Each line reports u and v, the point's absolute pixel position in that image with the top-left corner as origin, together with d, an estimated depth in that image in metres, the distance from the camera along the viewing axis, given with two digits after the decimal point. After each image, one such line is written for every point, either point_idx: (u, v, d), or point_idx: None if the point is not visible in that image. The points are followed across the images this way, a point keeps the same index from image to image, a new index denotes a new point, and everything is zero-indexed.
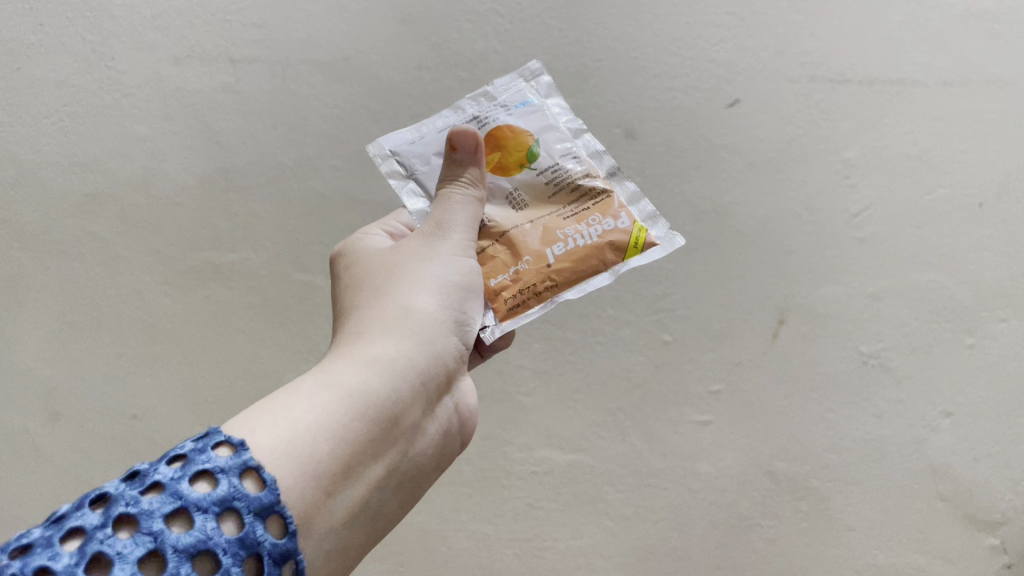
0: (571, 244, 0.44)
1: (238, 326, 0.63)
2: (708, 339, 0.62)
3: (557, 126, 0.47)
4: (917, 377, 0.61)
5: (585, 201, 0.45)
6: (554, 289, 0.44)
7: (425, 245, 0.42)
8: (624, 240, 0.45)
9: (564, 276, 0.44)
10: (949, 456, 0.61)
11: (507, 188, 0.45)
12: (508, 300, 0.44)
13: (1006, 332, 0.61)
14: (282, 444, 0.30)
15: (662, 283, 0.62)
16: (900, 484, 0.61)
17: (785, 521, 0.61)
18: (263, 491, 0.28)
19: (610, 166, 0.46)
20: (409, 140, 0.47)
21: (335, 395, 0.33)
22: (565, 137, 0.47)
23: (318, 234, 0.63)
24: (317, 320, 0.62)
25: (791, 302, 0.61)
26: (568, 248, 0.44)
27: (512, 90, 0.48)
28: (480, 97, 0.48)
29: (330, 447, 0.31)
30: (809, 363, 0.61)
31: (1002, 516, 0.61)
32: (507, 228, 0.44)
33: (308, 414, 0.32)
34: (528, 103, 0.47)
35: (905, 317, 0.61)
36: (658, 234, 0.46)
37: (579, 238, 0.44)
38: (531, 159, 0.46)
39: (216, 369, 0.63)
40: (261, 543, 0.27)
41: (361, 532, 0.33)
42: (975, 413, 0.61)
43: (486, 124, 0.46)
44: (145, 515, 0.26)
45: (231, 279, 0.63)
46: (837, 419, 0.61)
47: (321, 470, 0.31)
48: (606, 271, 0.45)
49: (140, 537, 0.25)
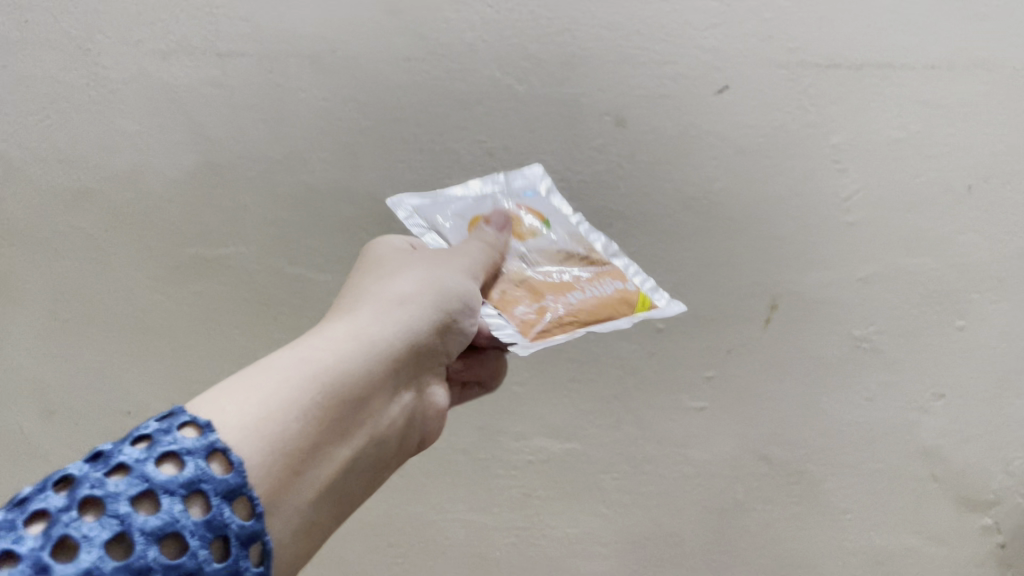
0: (587, 294, 0.50)
1: (234, 321, 0.65)
2: (700, 326, 0.62)
3: (561, 212, 0.56)
4: (908, 359, 0.61)
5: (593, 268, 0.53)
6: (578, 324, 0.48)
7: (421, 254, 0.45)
8: (634, 296, 0.51)
9: (585, 316, 0.49)
10: (940, 438, 0.61)
11: (522, 251, 0.52)
12: (535, 326, 0.47)
13: (996, 313, 0.61)
14: (249, 419, 0.30)
15: (655, 270, 0.62)
16: (893, 467, 0.62)
17: (776, 504, 0.63)
18: (230, 473, 0.29)
19: (609, 247, 0.54)
20: (428, 203, 0.54)
21: (309, 369, 0.34)
22: (569, 222, 0.55)
23: (309, 228, 0.64)
24: (310, 314, 0.64)
25: (782, 288, 0.61)
26: (585, 296, 0.50)
27: (523, 178, 0.57)
28: (491, 181, 0.56)
29: (299, 425, 0.32)
30: (801, 348, 0.61)
31: (994, 496, 0.62)
32: (528, 276, 0.50)
33: (282, 389, 0.32)
34: (535, 193, 0.56)
35: (895, 301, 0.61)
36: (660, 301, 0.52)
37: (594, 292, 0.51)
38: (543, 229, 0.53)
39: (215, 366, 0.65)
40: (227, 525, 0.28)
41: (325, 512, 0.33)
42: (966, 394, 0.61)
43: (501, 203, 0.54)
44: (111, 498, 0.26)
45: (224, 275, 0.64)
46: (830, 403, 0.62)
47: (289, 446, 0.31)
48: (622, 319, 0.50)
49: (106, 520, 0.25)
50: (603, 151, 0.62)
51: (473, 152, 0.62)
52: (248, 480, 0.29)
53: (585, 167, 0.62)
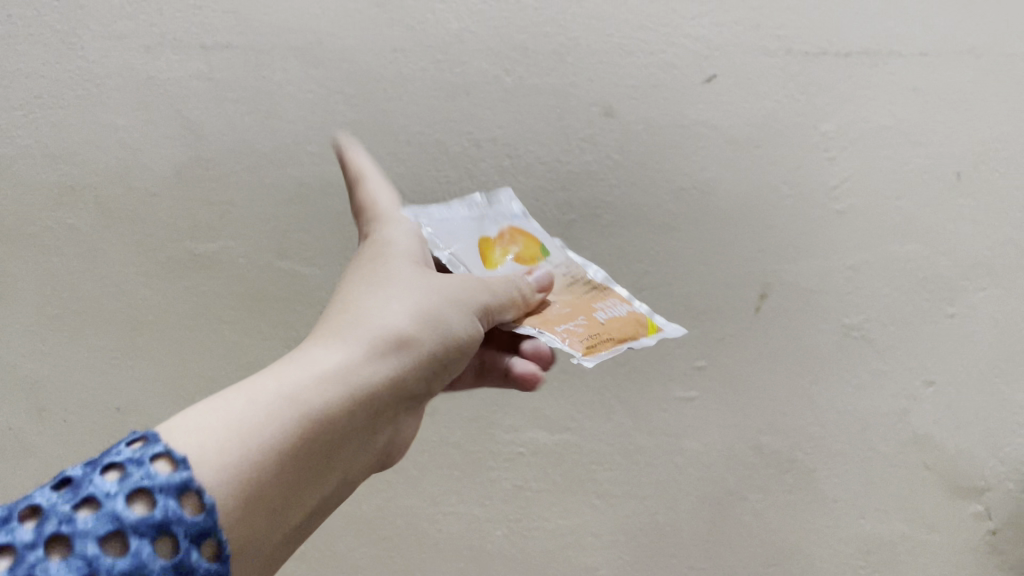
0: (607, 312, 0.52)
1: (224, 316, 0.65)
2: (691, 316, 0.62)
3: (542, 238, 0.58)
4: (899, 347, 0.61)
5: (597, 292, 0.54)
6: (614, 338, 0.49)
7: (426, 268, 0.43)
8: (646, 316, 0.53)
9: (615, 331, 0.50)
10: (932, 425, 0.61)
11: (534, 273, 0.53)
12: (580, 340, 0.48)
13: (985, 300, 0.61)
14: (221, 473, 0.30)
15: (644, 261, 0.62)
16: (885, 454, 0.62)
17: (768, 493, 0.63)
18: (201, 514, 0.28)
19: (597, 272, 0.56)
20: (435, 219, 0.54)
21: (288, 420, 0.33)
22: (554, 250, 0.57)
23: (297, 220, 0.63)
24: (301, 308, 0.64)
25: (772, 277, 0.61)
26: (606, 314, 0.51)
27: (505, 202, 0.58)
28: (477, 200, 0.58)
29: (271, 483, 0.31)
30: (791, 337, 0.61)
31: (985, 483, 0.62)
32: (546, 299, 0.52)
33: (258, 441, 0.31)
34: (517, 215, 0.58)
35: (885, 290, 0.61)
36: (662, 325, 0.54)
37: (611, 311, 0.52)
38: (542, 254, 0.56)
39: (206, 361, 0.65)
40: (196, 569, 0.27)
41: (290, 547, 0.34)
42: (957, 381, 0.61)
43: (499, 221, 0.57)
44: (77, 537, 0.25)
45: (213, 269, 0.64)
46: (821, 392, 0.62)
47: (259, 504, 0.31)
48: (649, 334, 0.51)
49: (71, 562, 0.25)
50: (593, 142, 0.62)
51: (461, 144, 0.62)
52: (220, 523, 0.29)
53: (575, 158, 0.62)
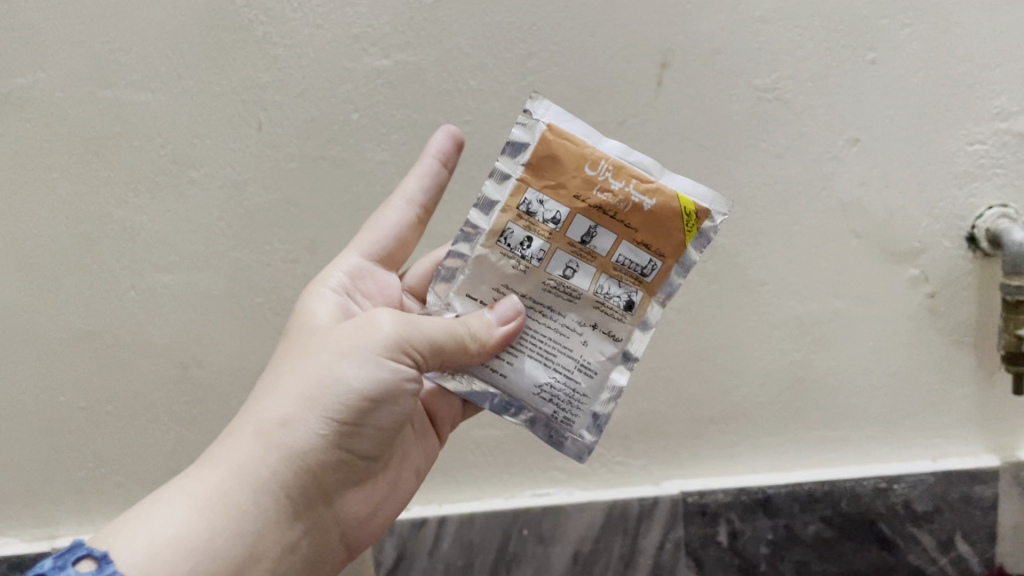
0: (601, 253, 0.44)
1: (52, 164, 0.56)
2: (586, 99, 0.54)
3: (526, 401, 0.45)
4: (818, 106, 0.54)
5: (605, 273, 0.44)
6: (617, 216, 0.43)
7: (340, 339, 0.40)
8: (603, 252, 0.44)
9: (612, 227, 0.43)
10: (860, 188, 0.55)
11: (555, 272, 0.44)
12: (600, 212, 0.43)
13: (909, 39, 0.53)
14: (163, 536, 0.36)
15: (526, 40, 0.53)
16: (812, 226, 0.56)
17: (690, 286, 0.57)
18: None
19: (579, 432, 0.46)
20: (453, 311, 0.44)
21: (195, 495, 0.38)
22: (530, 408, 0.45)
23: (113, 38, 0.54)
24: (139, 143, 0.55)
25: (671, 41, 0.53)
26: (595, 251, 0.44)
27: (522, 381, 0.44)
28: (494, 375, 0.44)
29: (201, 509, 0.37)
30: (699, 108, 0.54)
31: (921, 244, 0.56)
32: (577, 215, 0.43)
33: (173, 517, 0.37)
34: (523, 393, 0.45)
35: (798, 40, 0.53)
36: (622, 252, 0.44)
37: (609, 252, 0.44)
38: (530, 378, 0.44)
39: (42, 218, 0.57)
40: None
41: (309, 501, 0.41)
42: (885, 135, 0.55)
43: (501, 385, 0.45)
44: None
45: (25, 110, 0.55)
46: (738, 168, 0.55)
47: (212, 530, 0.37)
48: (609, 234, 0.43)
49: None
50: None
51: None
52: None
53: None
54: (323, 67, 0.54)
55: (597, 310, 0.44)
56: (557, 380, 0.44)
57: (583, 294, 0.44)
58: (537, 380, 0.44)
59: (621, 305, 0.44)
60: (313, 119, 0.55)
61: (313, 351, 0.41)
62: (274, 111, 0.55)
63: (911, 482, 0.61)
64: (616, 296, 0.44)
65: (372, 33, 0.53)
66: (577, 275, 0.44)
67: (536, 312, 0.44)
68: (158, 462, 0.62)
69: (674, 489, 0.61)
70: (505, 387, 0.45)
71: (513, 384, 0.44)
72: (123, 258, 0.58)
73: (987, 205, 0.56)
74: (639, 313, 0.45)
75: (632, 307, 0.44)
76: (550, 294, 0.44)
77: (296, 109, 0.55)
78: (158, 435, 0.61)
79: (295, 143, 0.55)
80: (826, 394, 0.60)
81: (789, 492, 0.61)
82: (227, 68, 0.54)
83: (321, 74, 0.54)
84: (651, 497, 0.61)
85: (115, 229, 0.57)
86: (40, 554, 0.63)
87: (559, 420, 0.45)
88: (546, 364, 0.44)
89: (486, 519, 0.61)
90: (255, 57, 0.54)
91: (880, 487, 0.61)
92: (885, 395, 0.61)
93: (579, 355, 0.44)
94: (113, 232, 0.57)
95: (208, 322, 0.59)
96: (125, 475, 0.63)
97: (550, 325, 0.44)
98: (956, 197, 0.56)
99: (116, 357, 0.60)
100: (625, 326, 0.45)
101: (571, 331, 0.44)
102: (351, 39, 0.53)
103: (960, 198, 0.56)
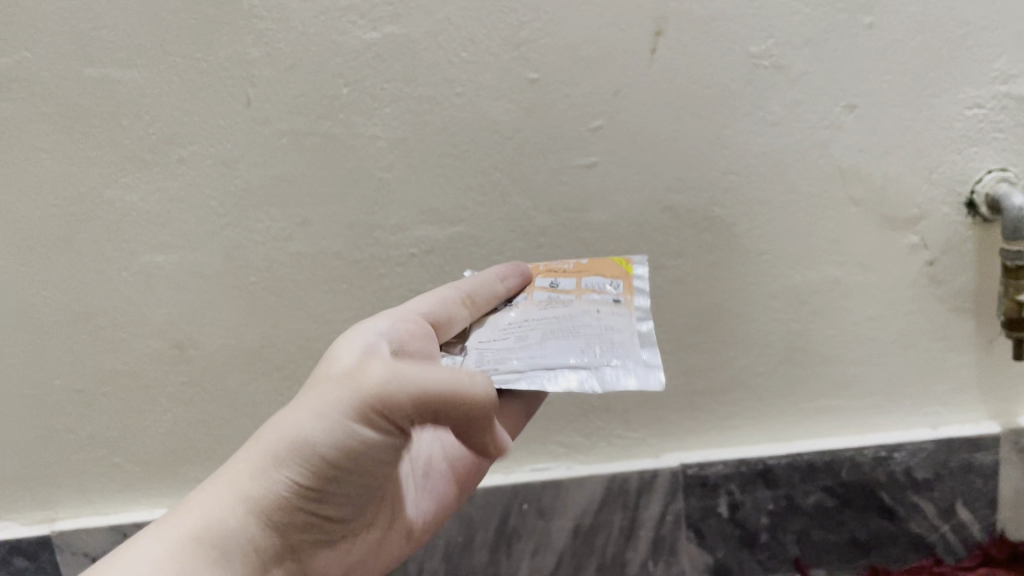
0: (571, 283, 0.50)
1: (39, 144, 0.55)
2: (579, 70, 0.53)
3: (574, 368, 0.44)
4: (815, 72, 0.53)
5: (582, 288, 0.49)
6: (570, 268, 0.51)
7: (333, 384, 0.39)
8: (574, 281, 0.50)
9: (569, 271, 0.51)
10: (857, 154, 0.55)
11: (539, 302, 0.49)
12: (556, 270, 0.51)
13: (906, 3, 0.52)
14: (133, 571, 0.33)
15: (517, 10, 0.52)
16: (810, 194, 0.56)
17: (687, 257, 0.57)
18: None
19: (648, 376, 0.43)
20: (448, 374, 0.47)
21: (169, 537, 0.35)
22: (581, 372, 0.43)
23: (98, 14, 0.53)
24: (128, 121, 0.55)
25: (665, 9, 0.52)
26: (564, 284, 0.50)
27: (558, 357, 0.44)
28: (532, 367, 0.44)
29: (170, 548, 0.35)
30: (693, 76, 0.53)
31: (920, 211, 0.56)
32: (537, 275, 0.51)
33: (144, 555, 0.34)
34: (564, 364, 0.44)
35: (794, 6, 0.52)
36: (592, 281, 0.50)
37: (575, 281, 0.50)
38: (565, 355, 0.44)
39: (30, 200, 0.56)
40: None
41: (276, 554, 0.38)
42: (882, 101, 0.54)
43: (536, 366, 0.44)
44: None
45: (10, 89, 0.54)
46: (734, 136, 0.54)
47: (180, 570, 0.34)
48: (570, 276, 0.50)
49: None
50: None
51: None
52: None
53: None
54: (311, 40, 0.53)
55: (589, 303, 0.48)
56: (588, 345, 0.45)
57: (576, 300, 0.48)
58: (571, 355, 0.44)
59: (611, 298, 0.49)
60: (303, 94, 0.54)
61: (306, 397, 0.40)
62: (264, 86, 0.54)
63: (911, 450, 0.61)
64: (607, 299, 0.48)
65: (360, 5, 0.52)
66: (562, 296, 0.49)
67: (541, 327, 0.47)
68: (156, 443, 0.62)
69: (674, 460, 0.61)
70: (547, 368, 0.44)
71: (547, 360, 0.44)
72: (115, 239, 0.57)
73: (987, 169, 0.55)
74: (630, 300, 0.49)
75: (620, 299, 0.49)
76: (545, 309, 0.48)
77: (285, 84, 0.54)
78: (156, 415, 0.61)
79: (285, 119, 0.54)
80: (825, 363, 0.60)
81: (789, 462, 0.61)
82: (214, 43, 0.53)
83: (309, 48, 0.53)
84: (651, 469, 0.61)
85: (106, 209, 0.56)
86: (41, 538, 0.63)
87: (619, 368, 0.44)
88: (569, 337, 0.45)
89: (485, 495, 0.61)
90: (241, 31, 0.53)
91: (880, 455, 0.61)
92: (886, 363, 0.60)
93: (596, 330, 0.46)
94: (103, 213, 0.56)
95: (202, 302, 0.58)
96: (123, 457, 0.62)
97: (559, 324, 0.47)
98: (955, 162, 0.55)
99: (110, 339, 0.59)
100: (624, 309, 0.48)
101: (579, 320, 0.47)
102: (339, 12, 0.52)
103: (959, 163, 0.55)
